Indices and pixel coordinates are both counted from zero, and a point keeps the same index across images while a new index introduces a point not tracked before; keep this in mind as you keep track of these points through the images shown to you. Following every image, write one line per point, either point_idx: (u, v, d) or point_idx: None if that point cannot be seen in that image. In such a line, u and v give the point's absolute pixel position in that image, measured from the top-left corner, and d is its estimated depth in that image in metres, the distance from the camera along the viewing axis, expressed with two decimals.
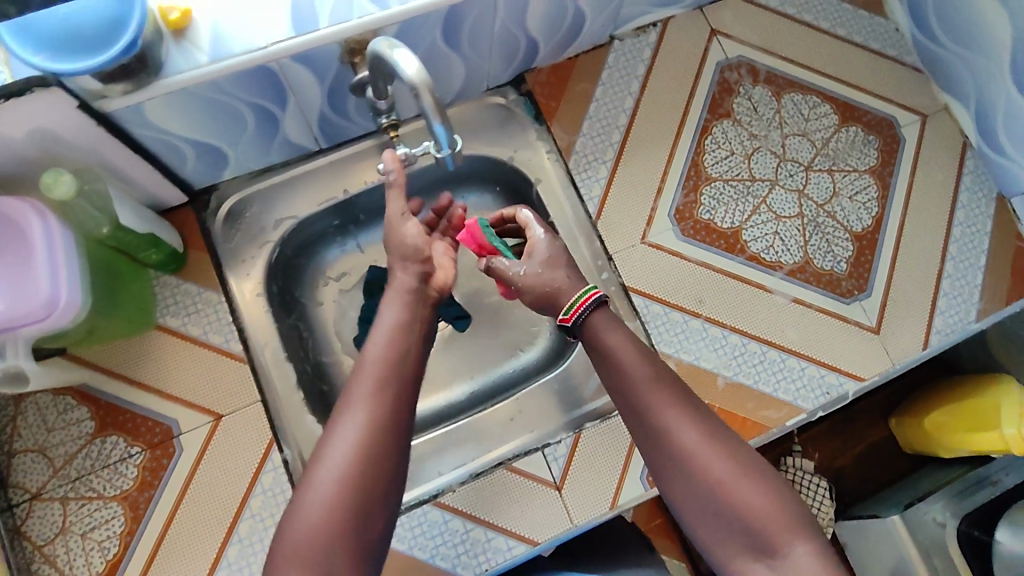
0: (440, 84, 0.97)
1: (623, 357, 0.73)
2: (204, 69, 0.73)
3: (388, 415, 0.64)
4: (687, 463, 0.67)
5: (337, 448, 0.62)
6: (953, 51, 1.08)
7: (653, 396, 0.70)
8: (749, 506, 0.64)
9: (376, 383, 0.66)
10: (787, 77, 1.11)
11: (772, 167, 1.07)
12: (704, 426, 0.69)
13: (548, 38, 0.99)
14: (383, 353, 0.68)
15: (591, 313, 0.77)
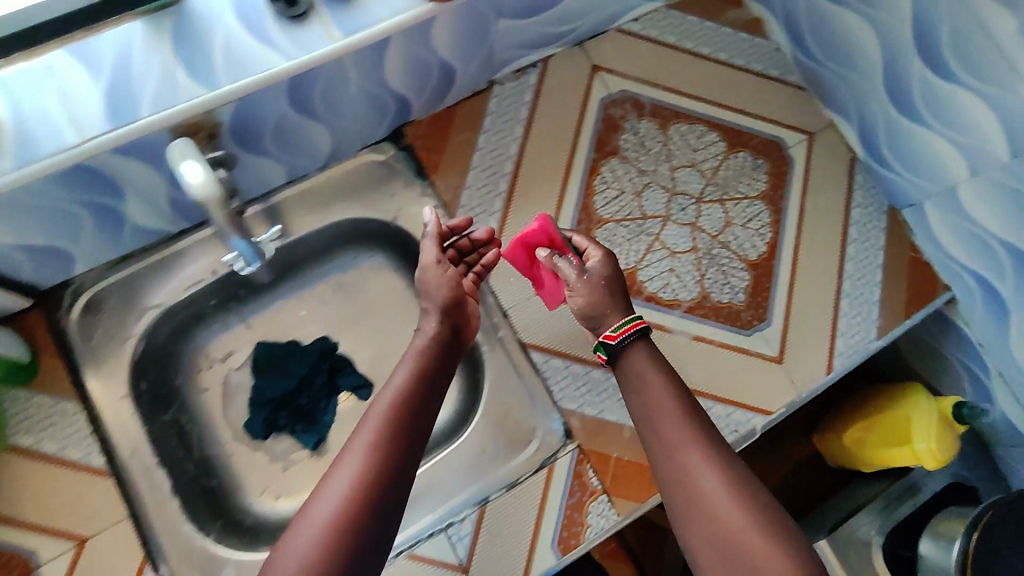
0: (305, 151, 0.92)
1: (654, 396, 0.79)
2: (10, 176, 0.66)
3: (391, 451, 0.71)
4: (703, 502, 0.70)
5: (340, 476, 0.68)
6: (833, 70, 1.08)
7: (677, 433, 0.75)
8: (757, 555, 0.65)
9: (387, 420, 0.73)
10: (672, 108, 1.09)
11: (664, 203, 1.05)
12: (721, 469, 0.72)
13: (418, 93, 0.95)
14: (400, 395, 0.75)
15: (639, 337, 0.83)
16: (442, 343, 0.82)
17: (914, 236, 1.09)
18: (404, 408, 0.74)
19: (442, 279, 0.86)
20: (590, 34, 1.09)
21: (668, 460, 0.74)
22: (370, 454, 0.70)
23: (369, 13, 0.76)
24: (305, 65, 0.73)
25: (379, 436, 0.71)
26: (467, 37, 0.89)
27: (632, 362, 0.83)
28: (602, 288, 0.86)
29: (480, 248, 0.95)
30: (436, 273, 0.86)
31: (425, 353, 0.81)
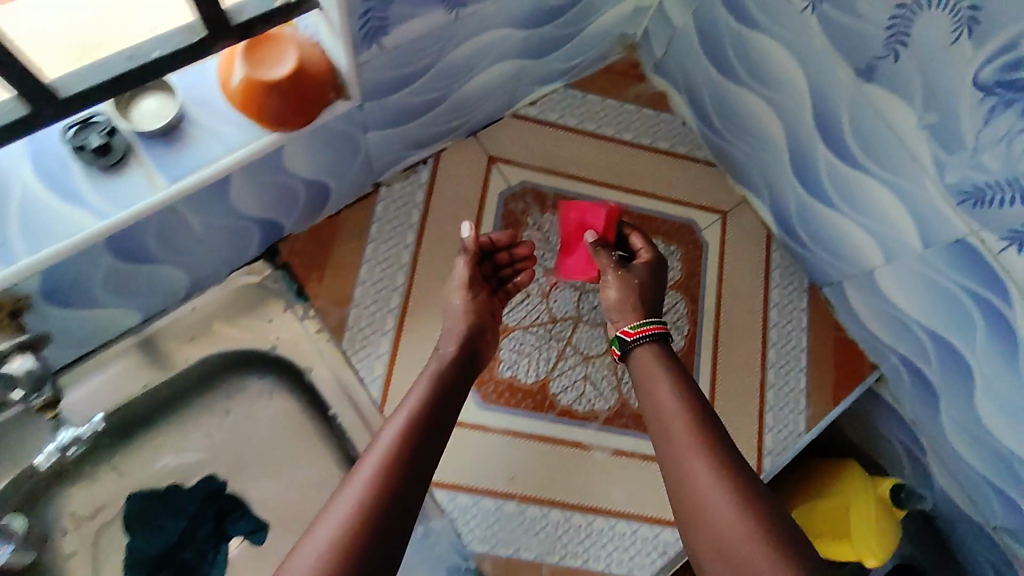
0: (157, 288, 0.81)
1: (667, 402, 0.73)
2: None
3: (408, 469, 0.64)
4: (715, 514, 0.64)
5: (347, 496, 0.61)
6: (741, 148, 1.02)
7: (690, 444, 0.69)
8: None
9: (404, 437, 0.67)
10: (576, 197, 1.02)
11: (573, 304, 0.97)
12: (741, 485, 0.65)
13: (287, 211, 0.85)
14: (415, 411, 0.70)
15: (654, 342, 0.79)
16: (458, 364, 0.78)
17: (836, 313, 1.05)
18: (419, 427, 0.69)
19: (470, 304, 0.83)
20: (484, 124, 1.01)
21: (680, 470, 0.68)
22: (385, 472, 0.63)
23: (199, 150, 0.67)
24: (124, 221, 0.64)
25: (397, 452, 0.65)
26: (332, 155, 0.79)
27: (644, 364, 0.78)
28: (633, 283, 0.82)
29: (518, 263, 0.91)
30: (463, 298, 0.83)
31: (442, 372, 0.76)
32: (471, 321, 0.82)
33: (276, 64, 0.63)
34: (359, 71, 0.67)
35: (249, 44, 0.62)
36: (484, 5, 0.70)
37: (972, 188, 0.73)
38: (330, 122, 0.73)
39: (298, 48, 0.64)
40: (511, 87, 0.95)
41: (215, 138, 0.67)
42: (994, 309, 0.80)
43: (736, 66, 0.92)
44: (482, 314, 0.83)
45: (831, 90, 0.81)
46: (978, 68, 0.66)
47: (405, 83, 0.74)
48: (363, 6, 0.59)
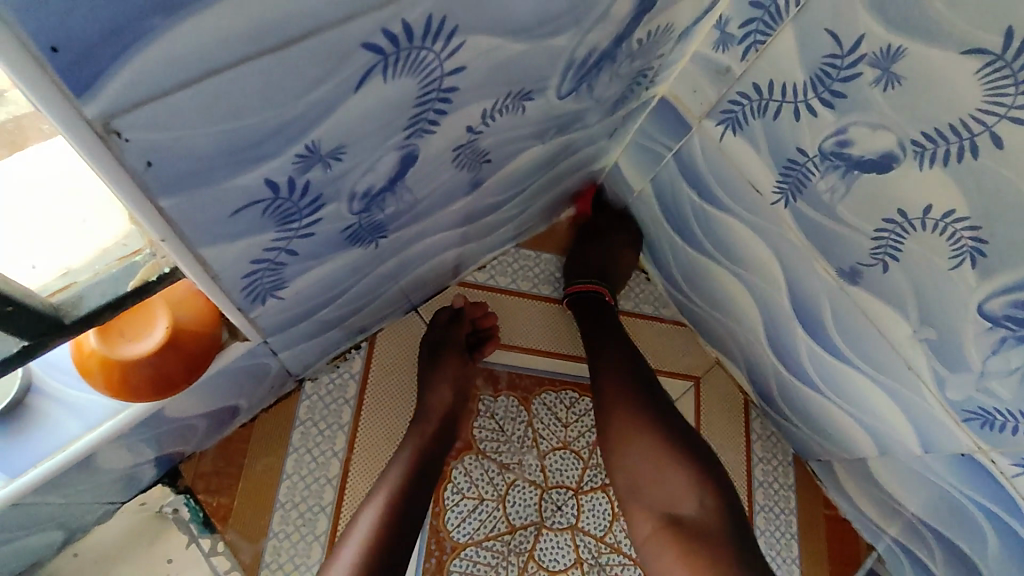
0: (14, 555, 0.65)
1: (599, 344, 0.83)
2: None
3: (413, 485, 0.71)
4: (633, 444, 0.73)
5: (371, 509, 0.67)
6: (709, 313, 0.92)
7: (605, 367, 0.80)
8: (665, 477, 0.70)
9: (410, 453, 0.73)
10: (534, 374, 0.90)
11: (534, 506, 0.84)
12: (645, 400, 0.76)
13: (185, 441, 0.71)
14: (422, 435, 0.75)
15: (591, 296, 0.89)
16: (451, 411, 0.78)
17: (826, 488, 0.95)
18: (423, 453, 0.73)
19: (455, 373, 0.80)
20: (426, 297, 0.89)
21: (600, 389, 0.79)
22: (394, 484, 0.70)
23: (50, 432, 0.54)
24: None
25: (404, 468, 0.71)
26: (235, 387, 0.66)
27: (585, 317, 0.88)
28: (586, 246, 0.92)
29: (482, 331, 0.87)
30: (450, 364, 0.80)
31: (438, 421, 0.77)
32: (453, 385, 0.80)
33: (143, 333, 0.50)
34: (253, 321, 0.55)
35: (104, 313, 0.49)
36: (410, 228, 0.59)
37: (979, 410, 0.63)
38: (228, 365, 0.60)
39: (171, 307, 0.52)
40: (455, 266, 0.84)
41: (73, 414, 0.55)
42: (1009, 527, 0.69)
43: (699, 237, 0.83)
44: (459, 382, 0.80)
45: (810, 283, 0.73)
46: (983, 298, 0.56)
47: (317, 310, 0.63)
48: (245, 280, 0.46)
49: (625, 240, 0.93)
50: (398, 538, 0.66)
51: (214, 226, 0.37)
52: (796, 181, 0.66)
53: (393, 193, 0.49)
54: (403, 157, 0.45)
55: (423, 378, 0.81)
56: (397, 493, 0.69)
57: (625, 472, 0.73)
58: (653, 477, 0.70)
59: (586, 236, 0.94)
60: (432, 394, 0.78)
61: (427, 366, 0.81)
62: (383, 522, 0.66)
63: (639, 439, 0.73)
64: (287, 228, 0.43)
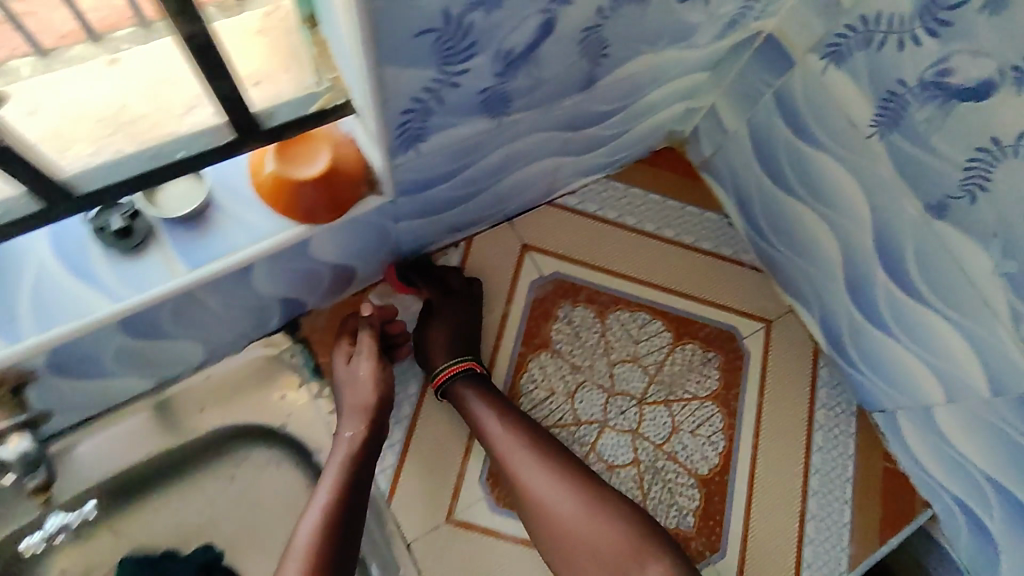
0: (171, 361, 0.79)
1: (481, 416, 0.83)
2: None
3: (341, 525, 0.75)
4: (549, 508, 0.78)
5: (306, 532, 0.73)
6: (789, 258, 0.96)
7: (507, 443, 0.82)
8: (597, 543, 0.76)
9: (334, 476, 0.77)
10: (611, 293, 0.98)
11: (600, 406, 0.92)
12: (558, 470, 0.80)
13: (311, 291, 0.82)
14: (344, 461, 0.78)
15: (464, 379, 0.85)
16: (373, 437, 0.81)
17: (887, 442, 0.96)
18: (352, 467, 0.78)
19: (377, 379, 0.82)
20: (520, 211, 0.98)
21: (500, 453, 0.81)
22: (314, 537, 0.73)
23: (224, 237, 0.65)
24: (137, 306, 0.62)
25: (330, 492, 0.76)
26: (360, 244, 0.78)
27: (460, 397, 0.85)
28: (448, 321, 0.88)
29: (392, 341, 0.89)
30: (370, 369, 0.83)
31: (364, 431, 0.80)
32: (375, 386, 0.82)
33: (310, 161, 0.62)
34: (393, 171, 0.65)
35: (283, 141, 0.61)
36: (529, 114, 0.67)
37: None
38: (362, 215, 0.70)
39: (331, 146, 0.63)
40: (550, 181, 0.92)
41: (240, 227, 0.66)
42: None
43: (789, 176, 0.88)
44: (384, 387, 0.82)
45: (897, 218, 0.76)
46: None
47: (440, 181, 0.73)
48: (401, 118, 0.56)
49: (462, 306, 0.90)
50: (333, 562, 0.73)
51: (401, 45, 0.47)
52: (893, 114, 0.70)
53: (526, 63, 0.58)
54: (544, 23, 0.53)
55: (346, 380, 0.84)
56: (331, 515, 0.74)
57: (551, 531, 0.78)
58: (584, 548, 0.77)
59: (439, 309, 0.89)
60: (350, 420, 0.81)
61: (350, 373, 0.83)
62: (321, 547, 0.73)
63: (562, 496, 0.79)
64: (445, 68, 0.52)
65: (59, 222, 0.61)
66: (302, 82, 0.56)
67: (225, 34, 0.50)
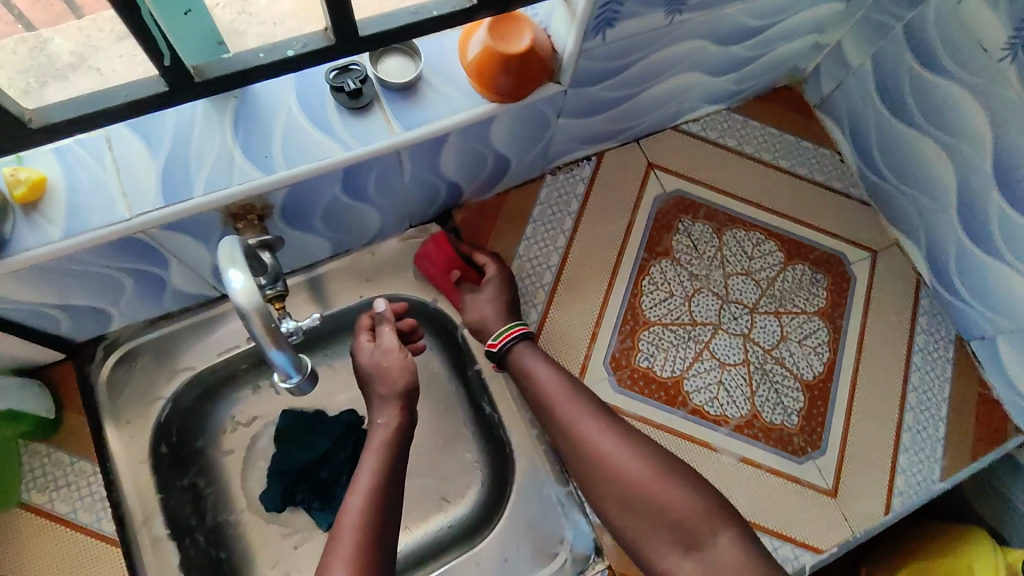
0: (353, 229, 0.92)
1: (541, 384, 0.85)
2: (121, 225, 0.68)
3: (387, 505, 0.72)
4: (615, 477, 0.77)
5: (352, 511, 0.70)
6: (900, 189, 1.03)
7: (569, 410, 0.82)
8: (666, 508, 0.74)
9: (375, 461, 0.75)
10: (727, 213, 1.06)
11: (714, 310, 1.01)
12: (618, 439, 0.79)
13: (472, 179, 0.94)
14: (381, 448, 0.76)
15: (528, 342, 0.89)
16: (403, 428, 0.80)
17: (984, 370, 1.01)
18: (390, 448, 0.77)
19: (404, 364, 0.81)
20: (648, 132, 1.08)
21: (563, 423, 0.82)
22: (360, 517, 0.70)
23: (434, 106, 0.77)
24: (362, 156, 0.74)
25: (373, 474, 0.74)
26: (525, 135, 0.88)
27: (520, 367, 0.87)
28: (503, 290, 0.94)
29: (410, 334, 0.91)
30: (396, 359, 0.81)
31: (397, 416, 0.79)
32: (405, 374, 0.81)
33: (515, 39, 0.73)
34: (579, 57, 0.75)
35: (496, 23, 0.72)
36: (696, 16, 0.77)
37: None
38: (540, 101, 0.81)
39: (533, 32, 0.74)
40: (682, 102, 1.02)
41: (445, 99, 0.77)
42: None
43: (912, 105, 0.95)
44: (412, 373, 0.82)
45: (1021, 137, 0.82)
46: None
47: (605, 77, 0.83)
48: None
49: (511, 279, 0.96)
50: (381, 542, 0.70)
51: None
52: None
53: None
54: None
55: (371, 367, 0.82)
56: (376, 494, 0.72)
57: (620, 502, 0.76)
58: (654, 516, 0.74)
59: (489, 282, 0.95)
60: (383, 407, 0.80)
61: (374, 363, 0.82)
62: (370, 524, 0.70)
63: (628, 464, 0.77)
64: None
65: (304, 72, 0.75)
66: None
67: None
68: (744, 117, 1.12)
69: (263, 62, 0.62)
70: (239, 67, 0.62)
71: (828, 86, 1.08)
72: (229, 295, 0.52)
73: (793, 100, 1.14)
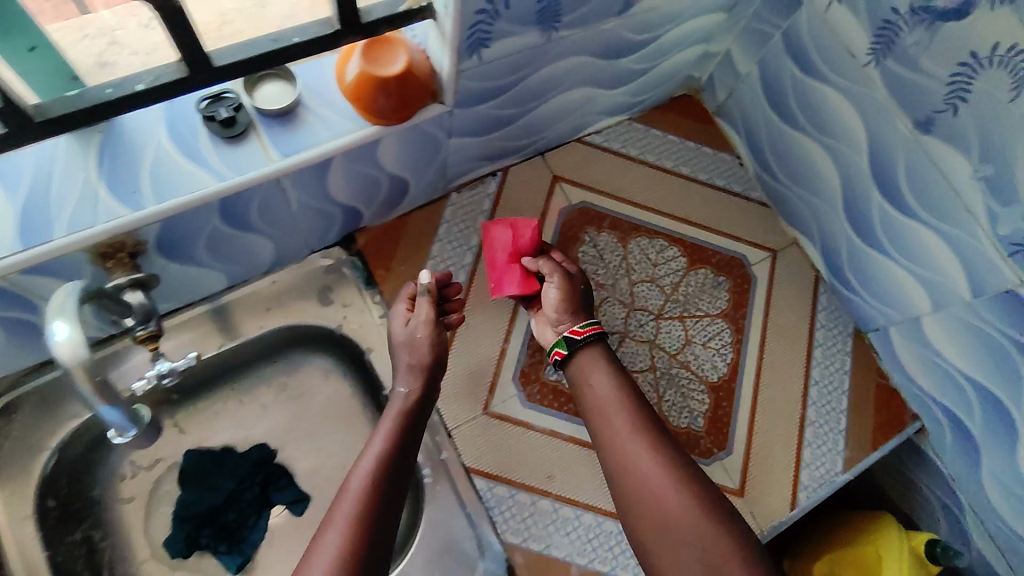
0: (245, 260, 0.89)
1: (594, 388, 0.84)
2: None
3: (395, 466, 0.74)
4: (653, 492, 0.74)
5: (362, 468, 0.73)
6: (792, 190, 1.07)
7: (629, 429, 0.79)
8: (701, 540, 0.69)
9: (394, 424, 0.78)
10: (631, 222, 1.08)
11: (622, 318, 1.02)
12: (675, 469, 0.75)
13: (369, 203, 0.93)
14: (401, 414, 0.79)
15: (599, 344, 0.87)
16: (422, 399, 0.83)
17: (880, 359, 1.05)
18: (408, 416, 0.80)
19: (436, 339, 0.86)
20: (551, 145, 1.09)
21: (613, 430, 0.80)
22: (372, 472, 0.72)
23: (311, 132, 0.75)
24: (236, 187, 0.72)
25: (390, 435, 0.77)
26: (417, 155, 0.87)
27: (578, 367, 0.87)
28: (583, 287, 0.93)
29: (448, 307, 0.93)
30: (428, 333, 0.85)
31: (418, 389, 0.82)
32: (431, 344, 0.85)
33: (388, 63, 0.72)
34: (458, 77, 0.75)
35: (368, 45, 0.71)
36: (572, 33, 0.78)
37: None
38: (424, 122, 0.80)
39: (407, 53, 0.73)
40: (581, 114, 1.03)
41: (324, 124, 0.76)
42: None
43: (796, 110, 0.98)
44: (438, 350, 0.85)
45: (889, 139, 0.86)
46: None
47: (492, 95, 0.83)
48: (474, 18, 0.67)
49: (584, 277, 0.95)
50: (385, 497, 0.71)
51: None
52: (887, 41, 0.80)
53: None
54: None
55: (405, 337, 0.86)
56: (387, 453, 0.75)
57: (648, 516, 0.73)
58: (693, 556, 0.69)
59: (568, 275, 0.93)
60: (406, 377, 0.83)
61: (407, 334, 0.86)
62: (376, 479, 0.72)
63: (668, 484, 0.74)
64: None
65: (174, 101, 0.72)
66: None
67: None
68: (645, 127, 1.14)
69: (109, 97, 0.59)
70: (87, 103, 0.59)
71: (722, 94, 1.12)
72: (51, 349, 0.55)
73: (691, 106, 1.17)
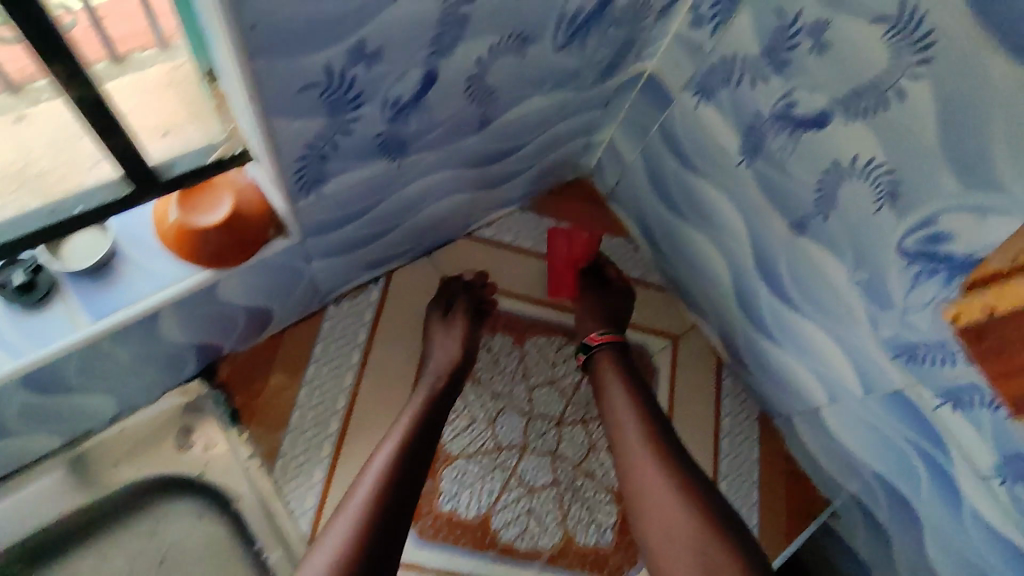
0: (75, 416, 0.78)
1: (609, 387, 0.86)
2: None
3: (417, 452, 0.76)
4: (655, 500, 0.73)
5: (382, 455, 0.74)
6: (687, 277, 1.04)
7: (637, 435, 0.79)
8: (701, 546, 0.68)
9: (419, 409, 0.81)
10: (527, 319, 1.02)
11: (520, 430, 0.95)
12: (682, 469, 0.75)
13: (226, 336, 0.84)
14: (427, 401, 0.82)
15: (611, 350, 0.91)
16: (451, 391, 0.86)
17: (787, 444, 1.04)
18: (433, 404, 0.82)
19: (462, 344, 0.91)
20: (438, 244, 1.02)
21: (621, 433, 0.80)
22: (394, 454, 0.73)
23: (127, 287, 0.66)
24: (38, 364, 0.63)
25: (415, 417, 0.79)
26: (272, 286, 0.79)
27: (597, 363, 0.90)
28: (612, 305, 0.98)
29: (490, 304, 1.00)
30: (459, 336, 0.92)
31: (445, 379, 0.86)
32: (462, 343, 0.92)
33: (210, 209, 0.63)
34: (297, 215, 0.67)
35: (183, 190, 0.63)
36: (425, 156, 0.72)
37: (905, 345, 0.73)
38: (270, 259, 0.72)
39: (235, 193, 0.65)
40: (466, 215, 0.98)
41: (145, 276, 0.66)
42: (935, 460, 0.77)
43: (680, 202, 0.95)
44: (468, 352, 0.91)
45: (769, 238, 0.84)
46: (902, 236, 0.67)
47: (349, 220, 0.76)
48: (297, 164, 0.59)
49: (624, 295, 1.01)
50: (403, 481, 0.72)
51: (285, 100, 0.51)
52: (754, 144, 0.78)
53: (415, 110, 0.63)
54: (426, 74, 0.58)
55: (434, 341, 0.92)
56: (408, 437, 0.76)
57: (649, 523, 0.72)
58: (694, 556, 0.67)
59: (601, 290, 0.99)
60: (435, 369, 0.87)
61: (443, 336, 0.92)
62: (394, 462, 0.73)
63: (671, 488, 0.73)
64: (335, 117, 0.56)
65: None
66: (209, 130, 0.60)
67: (139, 91, 0.54)
68: (536, 215, 1.09)
69: None
70: None
71: (611, 180, 1.09)
72: None
73: (581, 191, 1.13)
